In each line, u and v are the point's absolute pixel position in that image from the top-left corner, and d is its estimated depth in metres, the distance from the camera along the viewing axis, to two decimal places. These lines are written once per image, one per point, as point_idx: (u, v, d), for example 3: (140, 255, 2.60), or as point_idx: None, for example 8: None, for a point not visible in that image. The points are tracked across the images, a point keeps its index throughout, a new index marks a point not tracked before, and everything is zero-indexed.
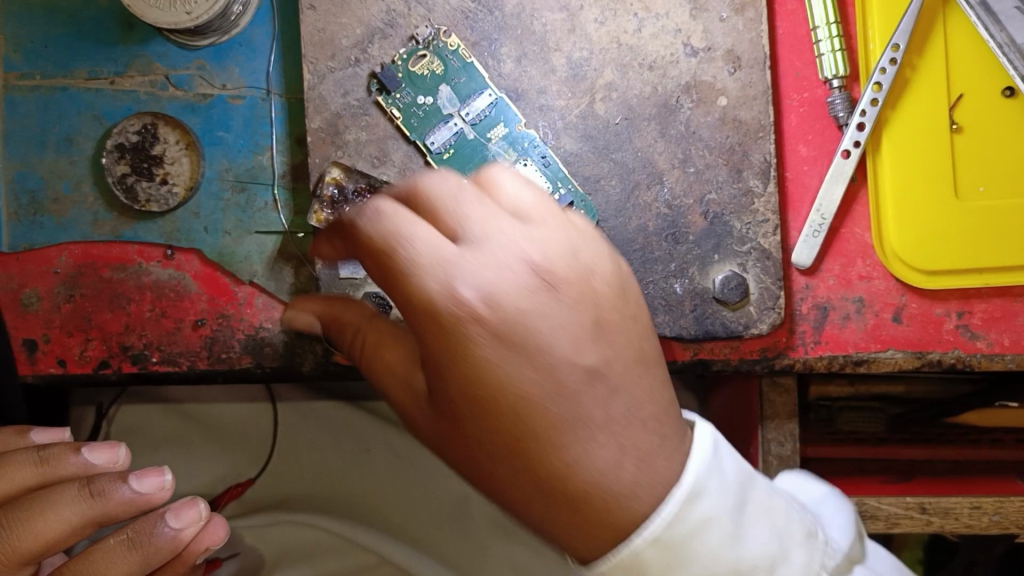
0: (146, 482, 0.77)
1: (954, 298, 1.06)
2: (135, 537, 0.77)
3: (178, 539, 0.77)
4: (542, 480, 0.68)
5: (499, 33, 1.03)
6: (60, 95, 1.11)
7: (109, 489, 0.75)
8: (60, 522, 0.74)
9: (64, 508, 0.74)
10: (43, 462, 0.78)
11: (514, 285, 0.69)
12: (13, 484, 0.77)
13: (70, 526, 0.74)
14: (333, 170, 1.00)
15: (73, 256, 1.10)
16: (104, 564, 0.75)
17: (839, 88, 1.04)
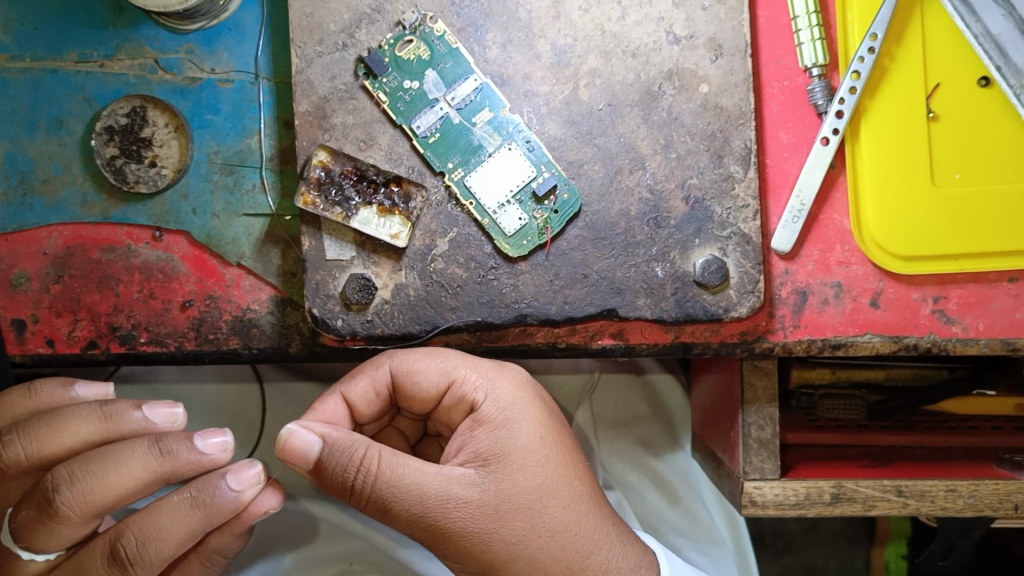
0: (209, 442, 0.93)
1: (931, 284, 1.07)
2: (197, 496, 0.91)
3: (238, 498, 0.91)
4: (541, 473, 0.94)
5: (485, 19, 1.05)
6: (50, 77, 1.12)
7: (176, 447, 0.92)
8: (134, 474, 0.90)
9: (136, 462, 0.90)
10: (108, 418, 0.95)
11: (526, 415, 0.96)
12: (87, 437, 0.94)
13: (142, 478, 0.91)
14: (321, 152, 1.03)
15: (63, 237, 1.11)
16: (169, 516, 0.91)
17: (819, 76, 1.06)
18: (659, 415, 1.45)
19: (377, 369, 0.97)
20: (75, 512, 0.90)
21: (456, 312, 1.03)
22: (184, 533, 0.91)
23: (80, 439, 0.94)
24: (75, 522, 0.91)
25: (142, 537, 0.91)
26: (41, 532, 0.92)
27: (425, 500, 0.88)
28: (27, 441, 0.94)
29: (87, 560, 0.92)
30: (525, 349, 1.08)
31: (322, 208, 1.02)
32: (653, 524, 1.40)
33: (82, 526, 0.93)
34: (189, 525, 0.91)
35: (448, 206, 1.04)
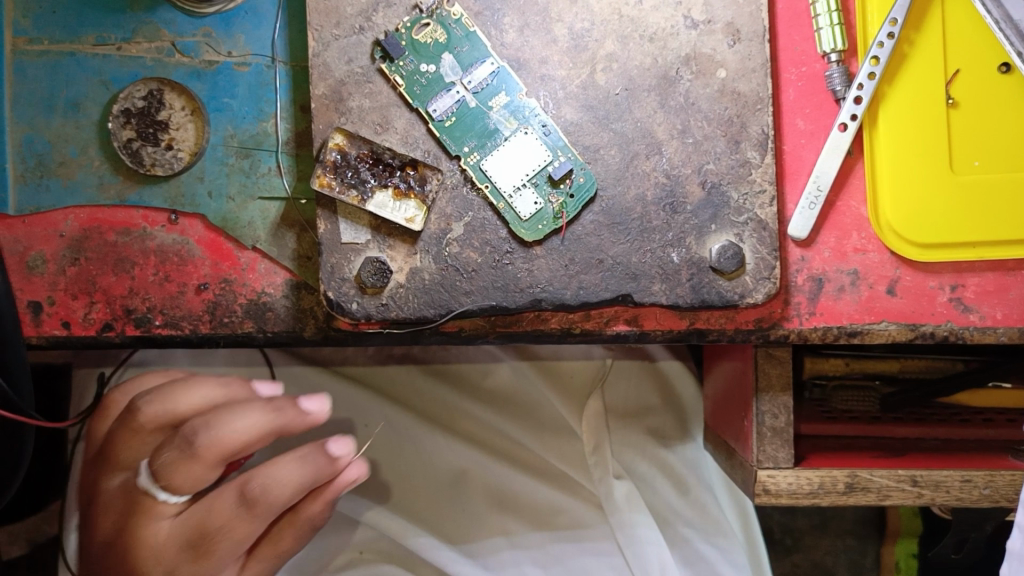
0: (311, 403, 0.89)
1: (948, 272, 1.07)
2: (303, 453, 0.89)
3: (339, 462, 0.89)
4: None
5: (502, 3, 1.05)
6: (67, 60, 1.12)
7: (287, 407, 0.86)
8: (250, 427, 0.84)
9: (248, 417, 0.84)
10: (226, 388, 0.90)
11: None
12: (212, 399, 0.89)
13: (260, 433, 0.84)
14: (337, 135, 1.03)
15: (79, 219, 1.11)
16: (278, 466, 0.87)
17: (837, 62, 1.05)
18: (670, 405, 1.46)
19: None
20: (211, 456, 0.84)
21: (471, 296, 1.03)
22: (293, 487, 0.86)
23: (203, 402, 0.89)
24: (208, 467, 0.84)
25: (256, 477, 0.86)
26: (170, 476, 0.85)
27: None
28: (157, 401, 0.88)
29: (212, 506, 0.86)
30: (539, 334, 1.08)
31: (338, 190, 1.02)
32: (664, 515, 1.38)
33: (210, 478, 0.86)
34: (302, 477, 0.87)
35: (464, 189, 1.04)
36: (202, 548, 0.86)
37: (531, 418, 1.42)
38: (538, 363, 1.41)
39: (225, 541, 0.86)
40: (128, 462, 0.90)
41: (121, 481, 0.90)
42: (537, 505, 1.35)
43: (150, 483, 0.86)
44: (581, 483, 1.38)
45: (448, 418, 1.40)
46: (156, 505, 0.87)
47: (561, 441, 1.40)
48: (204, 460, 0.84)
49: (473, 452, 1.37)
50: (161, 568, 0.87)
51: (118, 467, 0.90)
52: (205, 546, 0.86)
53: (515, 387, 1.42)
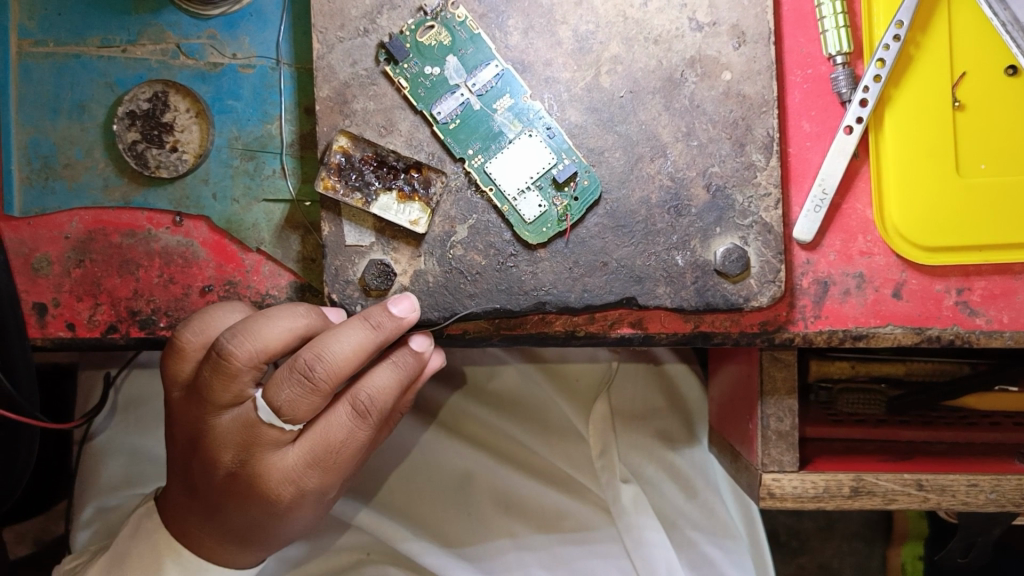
0: (399, 308, 0.94)
1: (954, 275, 1.06)
2: (393, 357, 0.97)
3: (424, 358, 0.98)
4: None
5: (506, 5, 1.04)
6: (73, 62, 1.12)
7: (381, 319, 0.92)
8: (355, 348, 0.91)
9: (354, 339, 0.91)
10: (310, 312, 0.95)
11: None
12: (297, 328, 0.93)
13: (365, 352, 0.92)
14: (341, 137, 1.03)
15: (84, 221, 1.11)
16: (379, 374, 0.96)
17: (843, 65, 1.05)
18: (677, 407, 1.45)
19: None
20: (330, 385, 0.92)
21: (475, 298, 1.03)
22: (396, 388, 0.97)
23: (288, 330, 0.92)
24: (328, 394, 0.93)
25: (364, 387, 0.96)
26: (295, 408, 0.93)
27: None
28: (249, 343, 0.91)
29: (330, 425, 0.97)
30: (544, 337, 1.08)
31: (342, 193, 1.01)
32: (669, 518, 1.38)
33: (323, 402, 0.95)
34: (400, 381, 0.97)
35: (468, 192, 1.04)
36: (326, 459, 0.97)
37: (537, 420, 1.41)
38: (542, 365, 1.41)
39: (346, 446, 0.98)
40: (228, 399, 0.94)
41: (228, 415, 0.95)
42: (543, 508, 1.35)
43: (273, 417, 0.94)
44: (587, 487, 1.37)
45: (454, 420, 1.40)
46: (274, 435, 0.95)
47: (568, 444, 1.39)
48: (326, 390, 0.92)
49: (478, 455, 1.37)
50: (290, 487, 0.97)
51: (219, 405, 0.94)
52: (329, 458, 0.97)
53: (520, 389, 1.42)
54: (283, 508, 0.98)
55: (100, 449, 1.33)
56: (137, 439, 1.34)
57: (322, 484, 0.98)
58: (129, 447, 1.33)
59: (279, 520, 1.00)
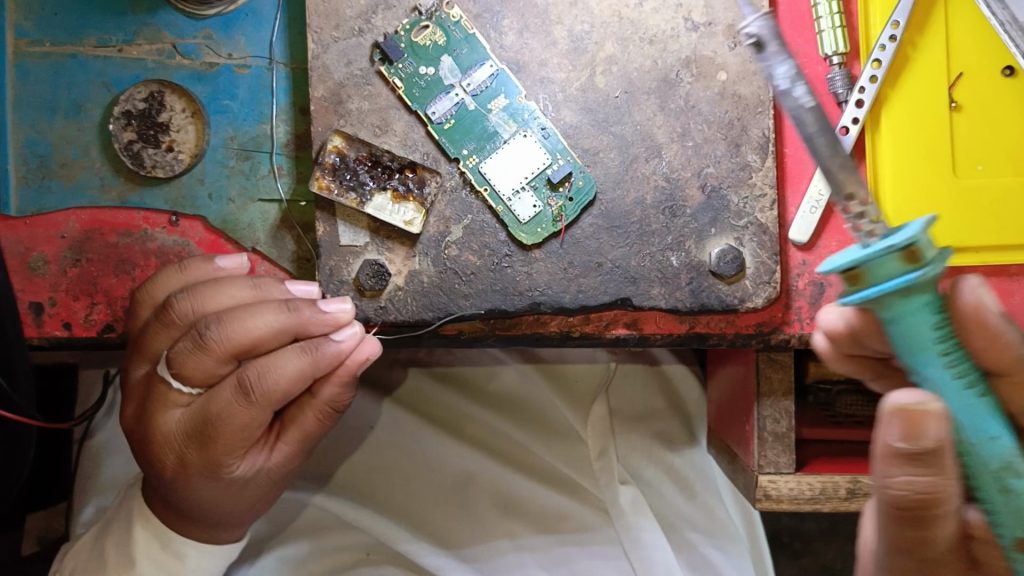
0: (331, 304, 0.93)
1: (952, 277, 1.06)
2: (306, 344, 0.92)
3: (340, 349, 0.92)
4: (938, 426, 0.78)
5: (501, 5, 1.04)
6: (69, 62, 1.13)
7: (302, 305, 0.92)
8: (268, 326, 0.92)
9: (264, 314, 0.91)
10: (257, 288, 0.98)
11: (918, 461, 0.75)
12: (239, 298, 0.97)
13: (274, 329, 0.92)
14: (335, 137, 1.03)
15: (80, 221, 1.11)
16: (283, 358, 0.92)
17: (839, 65, 1.04)
18: (677, 410, 1.44)
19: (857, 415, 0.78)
20: (218, 349, 0.92)
21: (469, 299, 1.03)
22: (294, 375, 0.92)
23: (230, 301, 0.97)
24: (216, 359, 0.93)
25: (255, 365, 0.91)
26: (181, 365, 0.93)
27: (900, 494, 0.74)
28: (188, 300, 0.96)
29: (215, 398, 0.92)
30: (539, 338, 1.07)
31: (337, 193, 1.02)
32: (668, 520, 1.37)
33: (218, 369, 0.94)
34: (298, 367, 0.92)
35: (463, 192, 1.03)
36: (208, 436, 0.93)
37: (539, 422, 1.41)
38: (540, 364, 1.42)
39: (228, 427, 0.92)
40: (158, 352, 0.99)
41: (148, 368, 1.00)
42: (543, 509, 1.34)
43: (167, 373, 0.95)
44: (587, 489, 1.36)
45: (456, 421, 1.40)
46: (172, 395, 0.96)
47: (566, 445, 1.40)
48: (213, 351, 0.92)
49: (478, 456, 1.36)
50: (174, 453, 0.96)
51: (149, 356, 1.00)
52: (210, 434, 0.93)
53: (520, 390, 1.42)
54: (168, 474, 0.97)
55: (99, 447, 1.33)
56: None
57: (206, 461, 0.95)
58: (128, 446, 1.33)
59: (172, 489, 0.98)
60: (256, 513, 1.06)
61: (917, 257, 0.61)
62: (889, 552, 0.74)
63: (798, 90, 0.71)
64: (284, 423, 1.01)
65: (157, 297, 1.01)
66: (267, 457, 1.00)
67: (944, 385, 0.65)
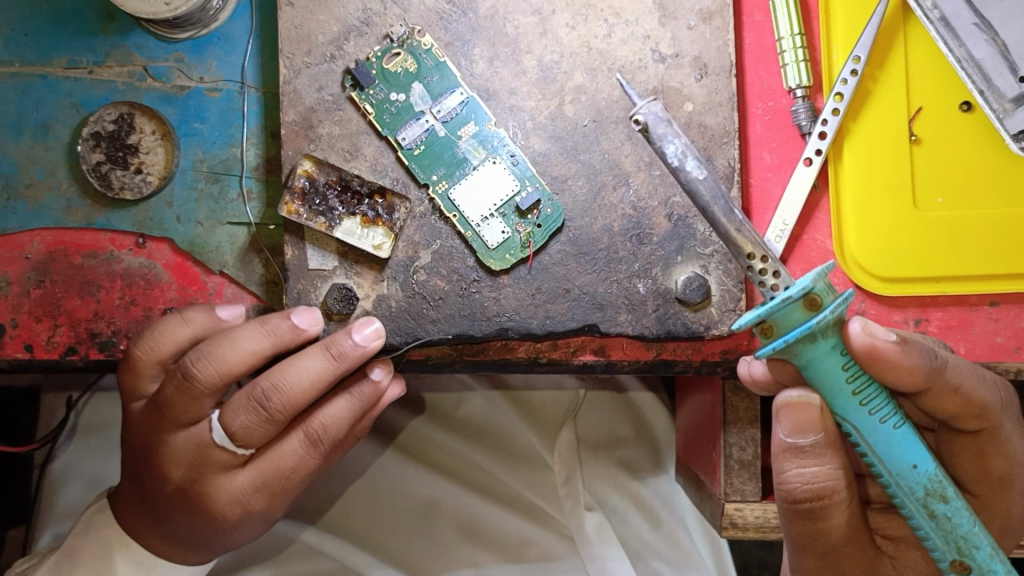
0: (363, 334, 0.93)
1: (912, 306, 1.08)
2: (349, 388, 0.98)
3: (381, 390, 0.99)
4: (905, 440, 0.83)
5: (473, 34, 1.06)
6: (37, 82, 1.12)
7: (341, 347, 0.92)
8: (312, 376, 0.92)
9: (314, 369, 0.92)
10: (271, 333, 0.93)
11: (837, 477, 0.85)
12: (257, 349, 0.93)
13: (324, 382, 0.93)
14: (305, 162, 1.03)
15: (45, 242, 1.10)
16: (337, 401, 0.97)
17: (803, 97, 1.07)
18: (644, 437, 1.45)
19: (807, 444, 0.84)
20: (285, 418, 0.94)
21: (437, 324, 1.03)
22: (350, 417, 0.98)
23: (250, 351, 0.93)
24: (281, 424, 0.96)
25: (318, 416, 0.97)
26: (249, 436, 0.95)
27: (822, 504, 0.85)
28: (211, 364, 0.93)
29: (283, 453, 0.97)
30: (506, 363, 1.08)
31: (305, 217, 1.02)
32: (634, 548, 1.36)
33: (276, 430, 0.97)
34: (355, 409, 0.98)
35: (433, 217, 1.04)
36: (279, 488, 0.98)
37: (505, 448, 1.41)
38: (508, 391, 1.42)
39: (295, 476, 0.98)
40: (186, 419, 0.97)
41: (185, 432, 0.98)
42: (508, 537, 1.33)
43: (226, 441, 0.96)
44: (552, 516, 1.35)
45: (422, 448, 1.39)
46: (224, 459, 0.97)
47: (533, 472, 1.39)
48: (276, 419, 0.94)
49: (444, 483, 1.36)
50: (237, 511, 0.97)
51: (177, 423, 0.97)
52: (279, 486, 0.98)
53: (488, 416, 1.42)
54: (223, 530, 0.99)
55: (58, 473, 1.31)
56: (96, 464, 1.32)
57: (268, 509, 0.99)
58: (88, 472, 1.31)
59: (224, 538, 1.00)
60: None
61: (815, 304, 0.77)
62: (800, 546, 0.90)
63: (689, 164, 0.83)
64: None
65: (164, 354, 0.99)
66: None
67: (871, 430, 0.81)
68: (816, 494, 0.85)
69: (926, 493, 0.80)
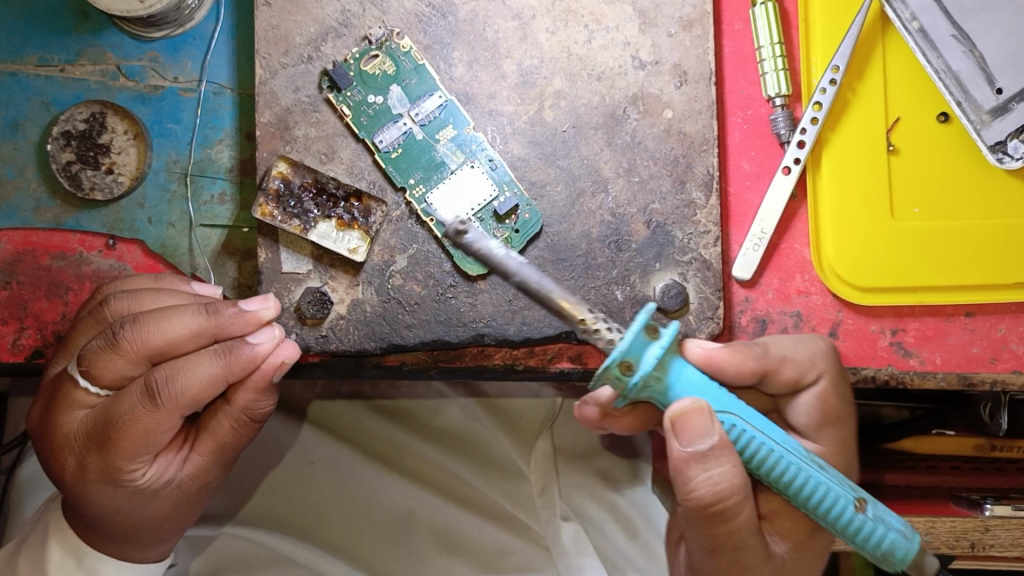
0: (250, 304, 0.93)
1: (888, 316, 1.08)
2: (221, 347, 0.90)
3: (256, 353, 0.91)
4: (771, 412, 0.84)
5: (451, 37, 1.05)
6: (7, 80, 1.10)
7: (222, 307, 0.91)
8: (183, 328, 0.90)
9: (184, 317, 0.90)
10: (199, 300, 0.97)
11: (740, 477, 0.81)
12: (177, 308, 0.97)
13: (189, 331, 0.90)
14: (281, 162, 1.02)
15: (12, 242, 1.07)
16: (197, 361, 0.89)
17: (782, 106, 1.06)
18: (620, 448, 1.43)
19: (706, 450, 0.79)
20: (132, 349, 0.90)
21: (412, 329, 1.02)
22: (207, 379, 0.89)
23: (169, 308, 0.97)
24: (131, 359, 0.91)
25: (165, 369, 0.88)
26: (91, 363, 0.91)
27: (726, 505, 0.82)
28: (127, 300, 0.96)
29: (121, 400, 0.89)
30: (482, 370, 1.06)
31: (280, 219, 1.00)
32: (611, 559, 1.34)
33: (131, 371, 0.92)
34: (212, 373, 0.89)
35: (409, 222, 1.03)
36: (110, 439, 0.89)
37: (481, 456, 1.39)
38: (484, 399, 1.40)
39: (130, 431, 0.88)
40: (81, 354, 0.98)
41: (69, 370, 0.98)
42: (484, 547, 1.31)
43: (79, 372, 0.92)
44: (529, 525, 1.34)
45: (397, 455, 1.37)
46: (79, 395, 0.93)
47: (510, 482, 1.37)
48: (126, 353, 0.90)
49: (420, 492, 1.33)
50: (72, 457, 0.92)
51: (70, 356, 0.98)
52: (110, 437, 0.89)
53: (463, 426, 1.40)
54: (68, 481, 0.93)
55: (24, 480, 1.28)
56: None
57: (104, 466, 0.91)
58: None
59: (75, 499, 0.94)
60: (174, 531, 1.02)
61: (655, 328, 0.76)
62: (710, 549, 0.86)
63: (488, 240, 0.76)
64: (199, 430, 0.97)
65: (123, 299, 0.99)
66: (180, 468, 0.96)
67: (742, 413, 0.80)
68: (726, 493, 0.80)
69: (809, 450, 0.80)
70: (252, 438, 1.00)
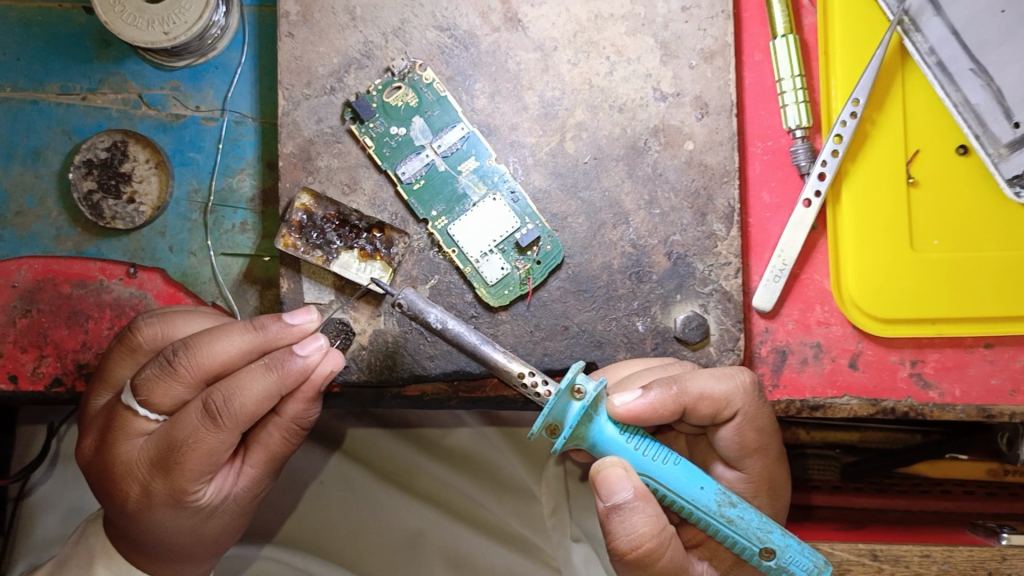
0: (295, 317, 0.92)
1: (908, 347, 1.08)
2: (271, 361, 0.89)
3: (306, 364, 0.90)
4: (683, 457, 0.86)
5: (474, 69, 1.05)
6: (29, 108, 1.10)
7: (268, 322, 0.92)
8: (232, 348, 0.91)
9: (231, 337, 0.91)
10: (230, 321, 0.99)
11: (656, 529, 0.85)
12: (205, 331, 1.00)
13: (240, 350, 0.91)
14: (304, 195, 1.02)
15: (33, 270, 1.07)
16: (247, 377, 0.89)
17: (802, 138, 1.07)
18: None
19: (622, 507, 0.83)
20: (188, 374, 0.91)
21: (434, 360, 1.02)
22: (261, 394, 0.89)
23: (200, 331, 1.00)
24: (188, 385, 0.92)
25: (220, 387, 0.89)
26: (148, 392, 0.92)
27: (644, 555, 0.85)
28: (158, 325, 0.98)
29: (179, 420, 0.90)
30: (502, 399, 1.06)
31: (302, 250, 1.01)
32: None
33: (186, 396, 0.93)
34: (267, 387, 0.89)
35: (431, 252, 1.03)
36: (174, 462, 0.90)
37: (492, 478, 1.36)
38: (500, 426, 1.37)
39: (195, 452, 0.89)
40: (122, 379, 0.99)
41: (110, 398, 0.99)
42: (497, 568, 1.29)
43: (130, 398, 0.93)
44: (540, 546, 1.31)
45: (408, 476, 1.34)
46: (134, 424, 0.93)
47: (521, 503, 1.34)
48: (183, 378, 0.91)
49: (430, 512, 1.32)
50: (138, 485, 0.93)
51: (112, 384, 0.99)
52: (174, 459, 0.90)
53: (474, 447, 1.36)
54: (130, 509, 0.94)
55: (38, 503, 1.28)
56: (77, 494, 1.28)
57: (170, 489, 0.92)
58: (69, 502, 1.28)
59: (133, 522, 0.95)
60: (224, 546, 1.03)
61: (578, 392, 0.82)
62: None
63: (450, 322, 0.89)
64: (250, 443, 0.98)
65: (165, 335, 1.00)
66: (234, 482, 0.97)
67: (657, 474, 0.85)
68: (642, 543, 0.84)
69: (721, 504, 0.83)
70: (299, 444, 1.00)
